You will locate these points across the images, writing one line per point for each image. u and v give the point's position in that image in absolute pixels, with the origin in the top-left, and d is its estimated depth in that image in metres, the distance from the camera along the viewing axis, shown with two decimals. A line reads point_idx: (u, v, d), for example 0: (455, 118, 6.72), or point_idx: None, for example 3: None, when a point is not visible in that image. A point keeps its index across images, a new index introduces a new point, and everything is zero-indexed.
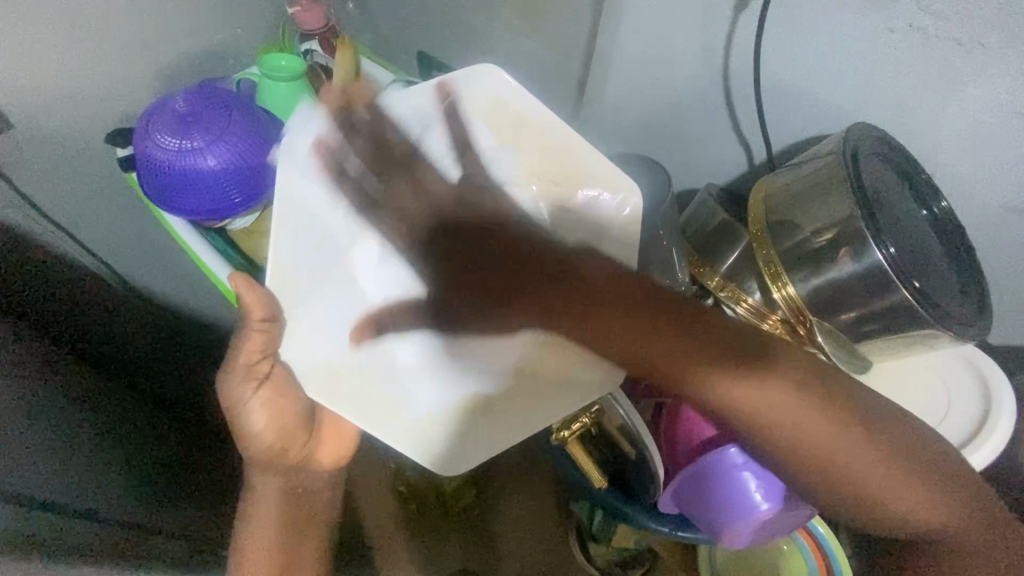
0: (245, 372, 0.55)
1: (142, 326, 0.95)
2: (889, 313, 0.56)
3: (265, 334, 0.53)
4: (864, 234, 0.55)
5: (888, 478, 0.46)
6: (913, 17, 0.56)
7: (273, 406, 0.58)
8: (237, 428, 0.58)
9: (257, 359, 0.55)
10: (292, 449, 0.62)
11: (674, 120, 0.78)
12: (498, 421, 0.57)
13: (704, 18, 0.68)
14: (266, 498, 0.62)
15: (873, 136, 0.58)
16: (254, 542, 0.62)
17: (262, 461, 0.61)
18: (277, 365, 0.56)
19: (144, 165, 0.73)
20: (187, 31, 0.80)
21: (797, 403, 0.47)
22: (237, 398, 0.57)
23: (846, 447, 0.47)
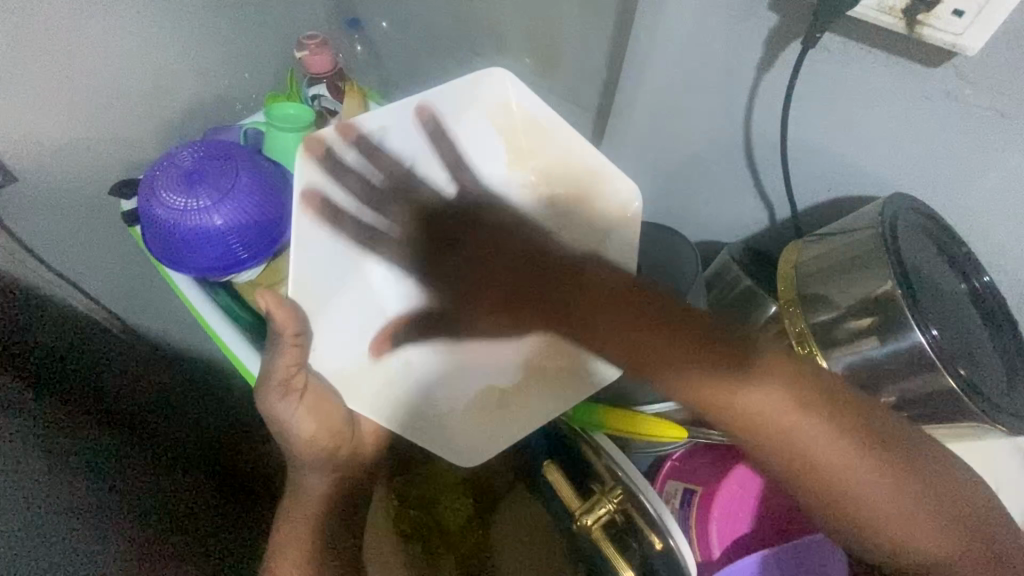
0: (281, 386, 0.55)
1: (140, 374, 0.92)
2: (934, 398, 0.53)
3: (299, 350, 0.54)
4: (904, 314, 0.52)
5: (884, 495, 0.48)
6: (951, 85, 0.53)
7: (319, 409, 0.58)
8: (285, 436, 0.58)
9: (291, 372, 0.55)
10: (342, 446, 0.62)
11: (690, 173, 0.75)
12: (507, 411, 0.62)
13: (725, 75, 0.65)
14: (315, 490, 0.63)
15: (911, 209, 0.55)
16: (294, 542, 0.63)
17: (316, 462, 0.62)
18: (311, 377, 0.57)
19: (150, 224, 0.71)
20: (196, 81, 0.81)
21: (791, 406, 0.49)
22: (279, 414, 0.56)
23: (840, 455, 0.48)
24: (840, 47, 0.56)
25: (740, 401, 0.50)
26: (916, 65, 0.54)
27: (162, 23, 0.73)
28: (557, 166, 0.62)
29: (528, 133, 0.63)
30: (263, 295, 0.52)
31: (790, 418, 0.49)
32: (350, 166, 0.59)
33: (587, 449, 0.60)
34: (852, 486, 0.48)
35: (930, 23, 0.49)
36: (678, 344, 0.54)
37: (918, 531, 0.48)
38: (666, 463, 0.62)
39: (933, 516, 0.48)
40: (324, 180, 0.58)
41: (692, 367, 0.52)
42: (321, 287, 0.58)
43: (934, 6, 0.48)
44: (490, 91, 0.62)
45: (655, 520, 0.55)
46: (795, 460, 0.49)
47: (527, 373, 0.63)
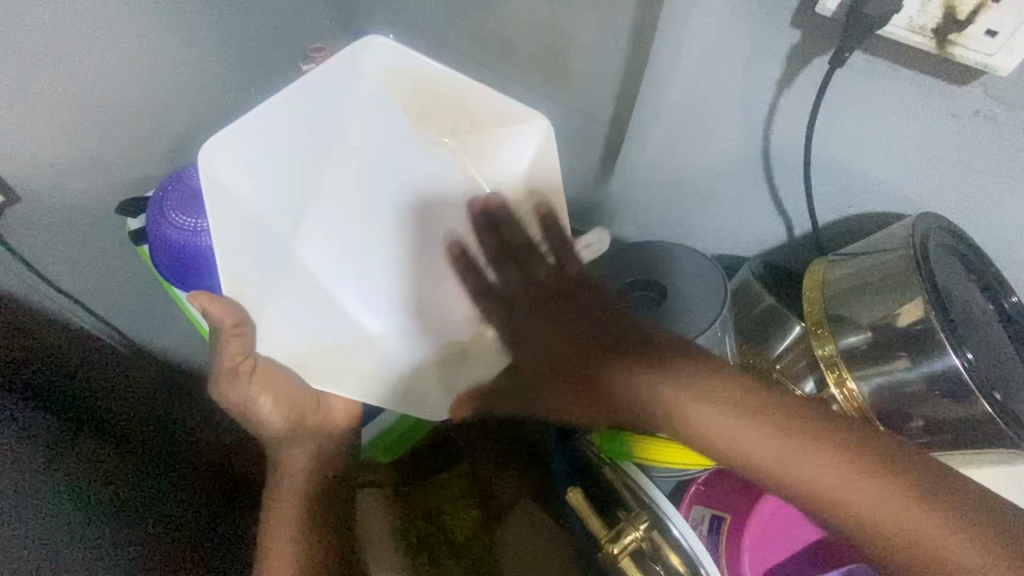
0: (228, 371, 0.55)
1: (142, 399, 0.89)
2: (968, 422, 0.52)
3: (243, 340, 0.54)
4: (939, 336, 0.51)
5: (883, 500, 0.45)
6: (980, 104, 0.52)
7: (271, 388, 0.58)
8: (249, 418, 0.59)
9: (239, 359, 0.55)
10: (309, 415, 0.62)
11: (705, 188, 0.74)
12: (463, 369, 0.66)
13: (744, 94, 0.64)
14: (297, 464, 0.63)
15: (941, 228, 0.55)
16: (284, 518, 0.62)
17: (287, 435, 0.61)
18: (260, 361, 0.57)
19: (159, 245, 0.69)
20: (200, 96, 0.80)
21: (747, 426, 0.50)
22: (236, 397, 0.57)
23: (822, 463, 0.47)
24: (866, 66, 0.55)
25: (705, 422, 0.52)
26: (941, 84, 0.53)
27: (165, 39, 0.72)
28: (462, 118, 0.61)
29: (426, 96, 0.60)
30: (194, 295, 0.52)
31: (753, 429, 0.50)
32: (253, 167, 0.57)
33: (614, 476, 0.59)
34: (843, 494, 0.46)
35: (960, 44, 0.48)
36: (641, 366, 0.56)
37: (939, 535, 0.44)
38: (690, 490, 0.60)
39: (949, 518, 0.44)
40: (234, 187, 0.56)
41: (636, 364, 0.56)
42: (259, 279, 0.58)
43: (965, 26, 0.47)
44: (377, 60, 0.59)
45: (681, 543, 0.54)
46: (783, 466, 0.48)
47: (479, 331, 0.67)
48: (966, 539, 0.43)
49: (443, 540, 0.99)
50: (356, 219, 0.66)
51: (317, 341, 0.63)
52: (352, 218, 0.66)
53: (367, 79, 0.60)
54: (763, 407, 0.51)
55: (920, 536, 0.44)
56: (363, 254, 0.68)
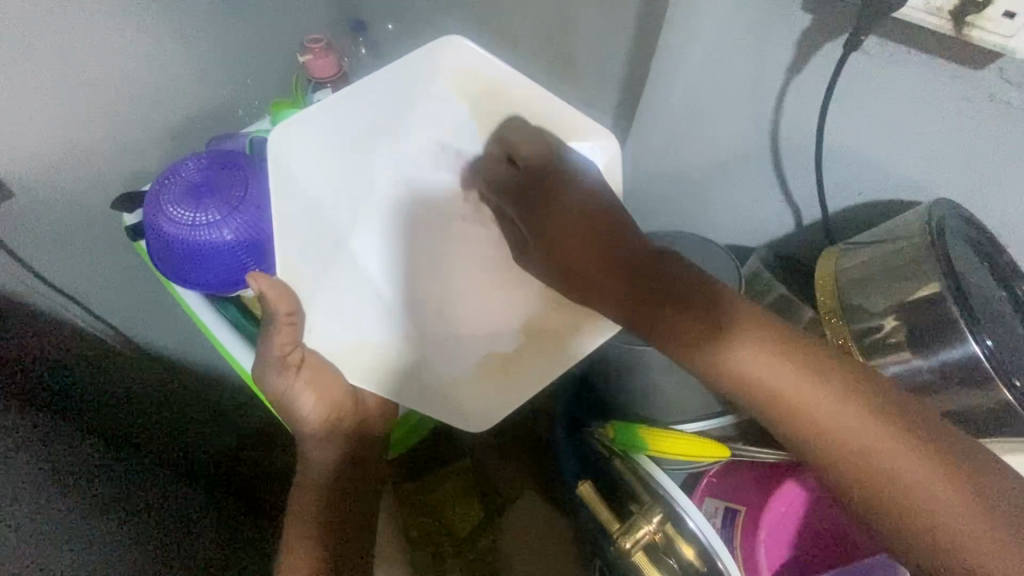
0: (280, 364, 0.55)
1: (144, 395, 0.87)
2: (985, 410, 0.52)
3: (295, 328, 0.54)
4: (958, 323, 0.50)
5: (912, 466, 0.44)
6: (995, 87, 0.51)
7: (317, 382, 0.57)
8: (288, 411, 0.56)
9: (287, 350, 0.55)
10: (346, 416, 0.59)
11: (713, 177, 0.73)
12: (506, 380, 0.60)
13: (754, 79, 0.63)
14: (322, 464, 0.59)
15: (957, 214, 0.54)
16: (300, 519, 0.58)
17: (321, 434, 0.58)
18: (308, 353, 0.57)
19: (156, 240, 0.67)
20: (196, 87, 0.77)
21: (785, 369, 0.48)
22: (281, 390, 0.55)
23: (842, 410, 0.46)
24: (879, 50, 0.54)
25: (739, 366, 0.49)
26: (956, 68, 0.52)
27: (159, 28, 0.70)
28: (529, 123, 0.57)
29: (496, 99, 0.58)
30: (253, 274, 0.52)
31: (793, 393, 0.47)
32: (318, 157, 0.57)
33: (628, 472, 0.58)
34: (855, 447, 0.45)
35: (978, 26, 0.47)
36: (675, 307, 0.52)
37: (939, 499, 0.43)
38: (704, 479, 0.61)
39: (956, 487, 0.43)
40: (298, 173, 0.56)
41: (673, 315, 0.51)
42: (308, 273, 0.57)
43: (983, 8, 0.46)
44: (449, 63, 0.58)
45: (696, 537, 0.54)
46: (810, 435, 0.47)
47: (527, 339, 0.60)
48: (966, 508, 0.42)
49: (444, 536, 0.96)
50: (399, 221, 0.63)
51: (360, 341, 0.60)
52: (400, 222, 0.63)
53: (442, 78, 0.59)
54: (797, 354, 0.48)
55: (923, 500, 0.43)
56: (399, 256, 0.63)
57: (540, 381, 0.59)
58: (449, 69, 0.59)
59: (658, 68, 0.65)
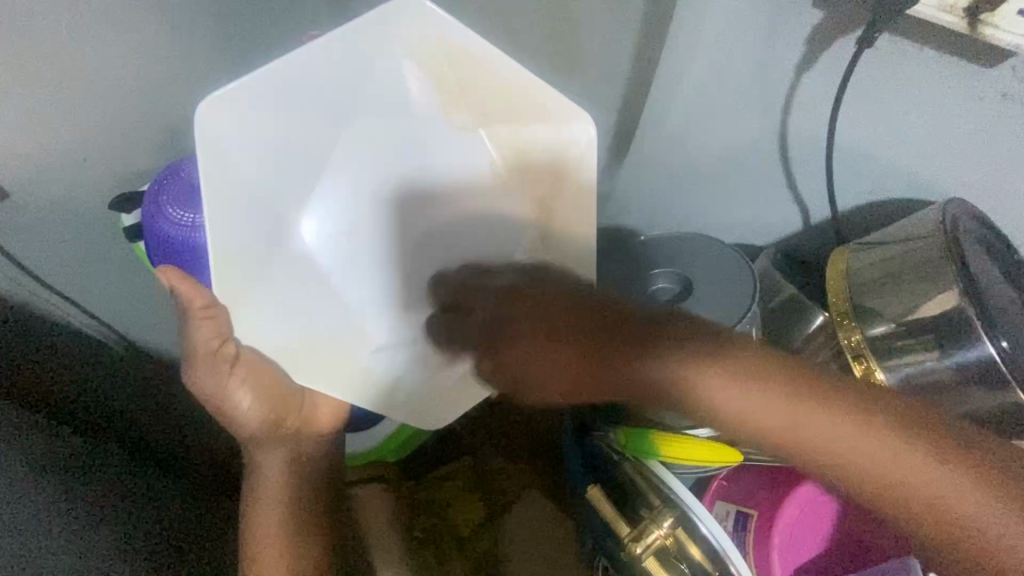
0: (208, 362, 0.53)
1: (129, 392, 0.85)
2: (998, 412, 0.51)
3: (217, 322, 0.51)
4: (974, 326, 0.50)
5: (956, 483, 0.39)
6: (1008, 86, 0.50)
7: (254, 383, 0.56)
8: (225, 413, 0.56)
9: (217, 346, 0.53)
10: (288, 417, 0.60)
11: (721, 175, 0.72)
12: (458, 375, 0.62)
13: (763, 77, 0.62)
14: (272, 471, 0.60)
15: (971, 215, 0.53)
16: (263, 518, 0.59)
17: (264, 436, 0.59)
18: (244, 350, 0.55)
19: (156, 241, 0.66)
20: (196, 84, 0.76)
21: (765, 393, 0.44)
22: (216, 390, 0.55)
23: (818, 422, 0.42)
24: (891, 48, 0.54)
25: (701, 386, 0.46)
26: (969, 65, 0.51)
27: (158, 28, 0.68)
28: (495, 100, 0.56)
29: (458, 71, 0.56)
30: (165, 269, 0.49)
31: (791, 415, 0.43)
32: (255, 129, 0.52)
33: (638, 475, 0.57)
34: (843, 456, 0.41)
35: (993, 24, 0.46)
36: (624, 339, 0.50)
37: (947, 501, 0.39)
38: (712, 483, 0.60)
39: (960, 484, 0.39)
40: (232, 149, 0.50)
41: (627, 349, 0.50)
42: (248, 264, 0.54)
43: (999, 5, 0.45)
44: (405, 30, 0.54)
45: (708, 540, 0.53)
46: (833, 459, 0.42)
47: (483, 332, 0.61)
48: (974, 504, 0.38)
49: (448, 535, 0.95)
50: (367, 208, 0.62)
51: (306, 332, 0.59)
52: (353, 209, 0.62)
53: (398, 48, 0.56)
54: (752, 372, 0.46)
55: (928, 507, 0.39)
56: (356, 244, 0.63)
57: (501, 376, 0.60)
58: (406, 37, 0.55)
59: (665, 66, 0.64)
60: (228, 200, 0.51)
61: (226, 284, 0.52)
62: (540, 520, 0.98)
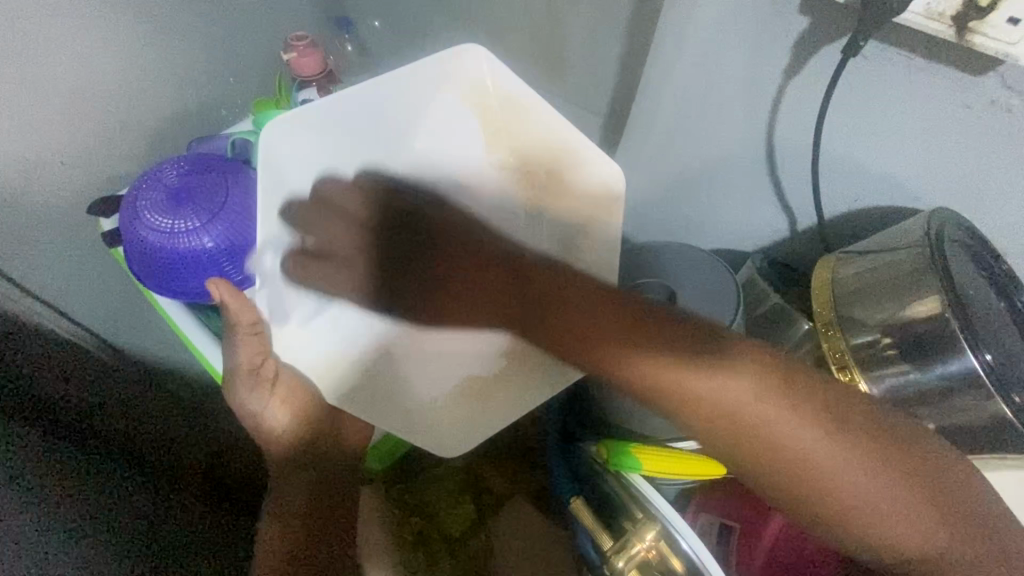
0: (251, 377, 0.54)
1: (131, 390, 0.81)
2: (983, 425, 0.51)
3: (259, 339, 0.53)
4: (957, 337, 0.49)
5: (860, 472, 0.43)
6: (995, 94, 0.50)
7: (288, 398, 0.56)
8: (259, 429, 0.56)
9: (258, 362, 0.54)
10: (321, 439, 0.58)
11: (707, 181, 0.71)
12: (491, 403, 0.59)
13: (748, 82, 0.61)
14: (296, 488, 0.58)
15: (957, 225, 0.53)
16: (273, 536, 0.57)
17: (293, 452, 0.58)
18: (284, 371, 0.56)
19: (134, 249, 0.64)
20: (176, 87, 0.74)
21: (732, 380, 0.45)
22: (251, 406, 0.55)
23: (807, 422, 0.44)
24: (878, 54, 0.53)
25: (666, 372, 0.47)
26: (956, 73, 0.50)
27: (134, 28, 0.66)
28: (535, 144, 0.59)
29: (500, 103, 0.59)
30: (212, 280, 0.51)
31: (744, 395, 0.45)
32: (309, 147, 0.55)
33: (621, 488, 0.57)
34: (818, 462, 0.44)
35: (982, 31, 0.46)
36: (614, 316, 0.50)
37: (890, 512, 0.43)
38: (699, 495, 0.59)
39: (911, 501, 0.43)
40: (286, 168, 0.53)
41: (608, 329, 0.50)
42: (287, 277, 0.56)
43: (987, 14, 0.45)
44: (464, 71, 0.59)
45: (691, 559, 0.51)
46: (766, 453, 0.44)
47: (513, 359, 0.59)
48: (921, 523, 0.42)
49: (437, 535, 0.95)
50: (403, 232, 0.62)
51: (343, 348, 0.59)
52: None
53: (449, 85, 0.59)
54: (757, 366, 0.46)
55: (871, 523, 0.43)
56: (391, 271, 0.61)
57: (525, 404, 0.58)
58: (462, 75, 0.59)
59: (652, 70, 0.63)
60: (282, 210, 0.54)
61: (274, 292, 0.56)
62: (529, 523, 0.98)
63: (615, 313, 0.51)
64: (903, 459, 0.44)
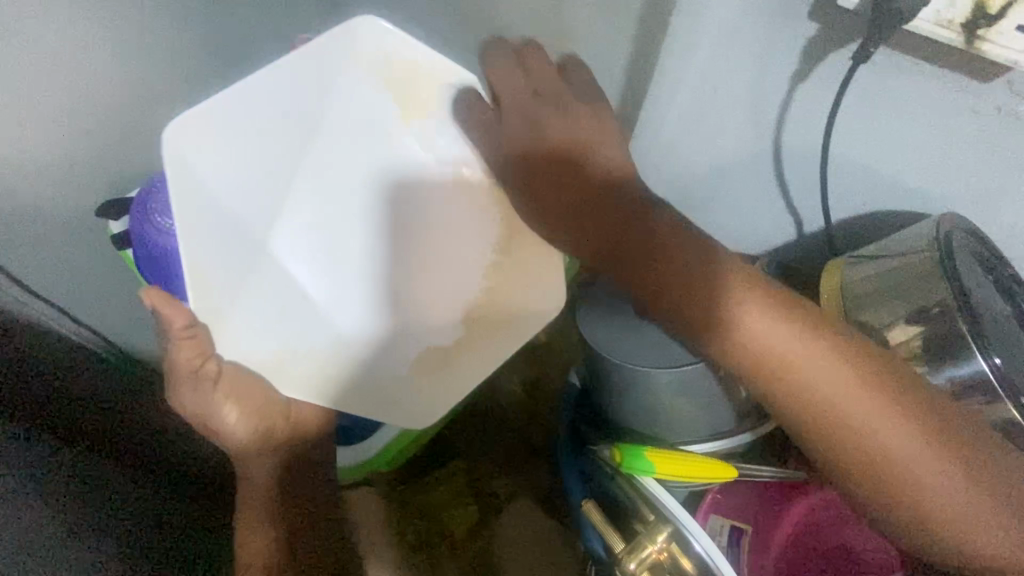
0: (191, 378, 0.48)
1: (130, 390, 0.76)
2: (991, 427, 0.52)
3: (199, 341, 0.47)
4: (967, 341, 0.50)
5: (907, 439, 0.44)
6: (1003, 100, 0.50)
7: (238, 396, 0.51)
8: (212, 428, 0.52)
9: (198, 364, 0.48)
10: (280, 426, 0.55)
11: (714, 184, 0.71)
12: (450, 372, 0.59)
13: (757, 87, 0.61)
14: (265, 485, 0.56)
15: (965, 230, 0.53)
16: (253, 532, 0.56)
17: (253, 450, 0.54)
18: (226, 365, 0.51)
19: (144, 251, 0.63)
20: None
21: (786, 335, 0.47)
22: (201, 405, 0.50)
23: (828, 377, 0.45)
24: (886, 61, 0.53)
25: (728, 325, 0.47)
26: (964, 79, 0.51)
27: None
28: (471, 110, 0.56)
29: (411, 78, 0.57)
30: (147, 290, 0.45)
31: (792, 359, 0.46)
32: (222, 152, 0.50)
33: (633, 491, 0.57)
34: (842, 415, 0.45)
35: (989, 38, 0.46)
36: (663, 257, 0.50)
37: (940, 479, 0.43)
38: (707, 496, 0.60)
39: (957, 467, 0.43)
40: (198, 166, 0.48)
41: (668, 270, 0.50)
42: (221, 285, 0.51)
43: (996, 21, 0.45)
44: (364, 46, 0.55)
45: (704, 560, 0.53)
46: (816, 415, 0.45)
47: (469, 328, 0.60)
48: (937, 462, 0.43)
49: (442, 536, 0.96)
50: (365, 208, 0.60)
51: (289, 345, 0.56)
52: (343, 219, 0.60)
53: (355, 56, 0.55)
54: (805, 330, 0.47)
55: (922, 490, 0.43)
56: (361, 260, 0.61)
57: (485, 364, 0.58)
58: (363, 53, 0.55)
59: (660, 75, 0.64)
60: (205, 222, 0.50)
61: (204, 298, 0.49)
62: (531, 528, 0.98)
63: (669, 259, 0.50)
64: (947, 427, 0.44)
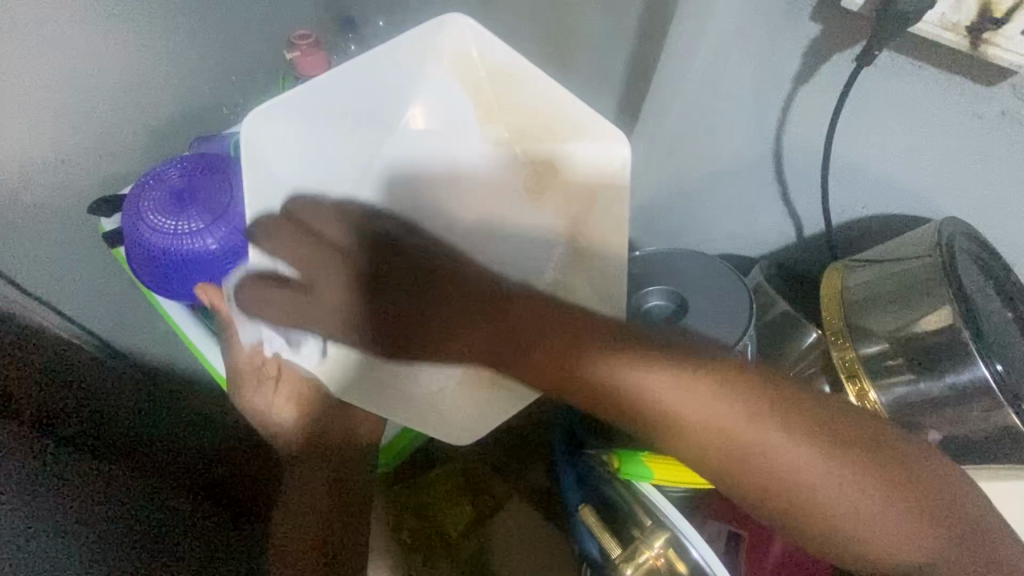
0: (253, 371, 0.54)
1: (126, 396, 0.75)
2: (988, 433, 0.52)
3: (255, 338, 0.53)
4: (968, 347, 0.49)
5: (830, 478, 0.41)
6: (1008, 104, 0.50)
7: (290, 392, 0.55)
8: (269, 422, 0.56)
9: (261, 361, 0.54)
10: (332, 431, 0.56)
11: (714, 186, 0.71)
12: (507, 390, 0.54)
13: (758, 88, 0.60)
14: (302, 482, 0.57)
15: (966, 234, 0.53)
16: (287, 530, 0.57)
17: (303, 447, 0.57)
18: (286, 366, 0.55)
19: (137, 250, 0.62)
20: None
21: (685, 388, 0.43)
22: (257, 401, 0.55)
23: (745, 430, 0.42)
24: (889, 63, 0.53)
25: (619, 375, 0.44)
26: (967, 83, 0.51)
27: None
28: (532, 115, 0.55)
29: (495, 88, 0.56)
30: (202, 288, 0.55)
31: (695, 407, 0.42)
32: (292, 137, 0.52)
33: (629, 495, 0.57)
34: (757, 460, 0.42)
35: (996, 43, 0.45)
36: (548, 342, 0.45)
37: (872, 516, 0.41)
38: (702, 500, 0.60)
39: (894, 502, 0.41)
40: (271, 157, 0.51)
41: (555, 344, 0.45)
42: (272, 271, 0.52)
43: (1002, 24, 0.45)
44: (445, 45, 0.56)
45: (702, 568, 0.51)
46: (729, 457, 0.42)
47: None
48: (869, 498, 0.41)
49: (437, 539, 0.95)
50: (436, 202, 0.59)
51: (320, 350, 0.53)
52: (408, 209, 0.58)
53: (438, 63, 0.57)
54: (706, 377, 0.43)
55: (849, 526, 0.41)
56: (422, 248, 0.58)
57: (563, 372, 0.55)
58: (449, 50, 0.56)
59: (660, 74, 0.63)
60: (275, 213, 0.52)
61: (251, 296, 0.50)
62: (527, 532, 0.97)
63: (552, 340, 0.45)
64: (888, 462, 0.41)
